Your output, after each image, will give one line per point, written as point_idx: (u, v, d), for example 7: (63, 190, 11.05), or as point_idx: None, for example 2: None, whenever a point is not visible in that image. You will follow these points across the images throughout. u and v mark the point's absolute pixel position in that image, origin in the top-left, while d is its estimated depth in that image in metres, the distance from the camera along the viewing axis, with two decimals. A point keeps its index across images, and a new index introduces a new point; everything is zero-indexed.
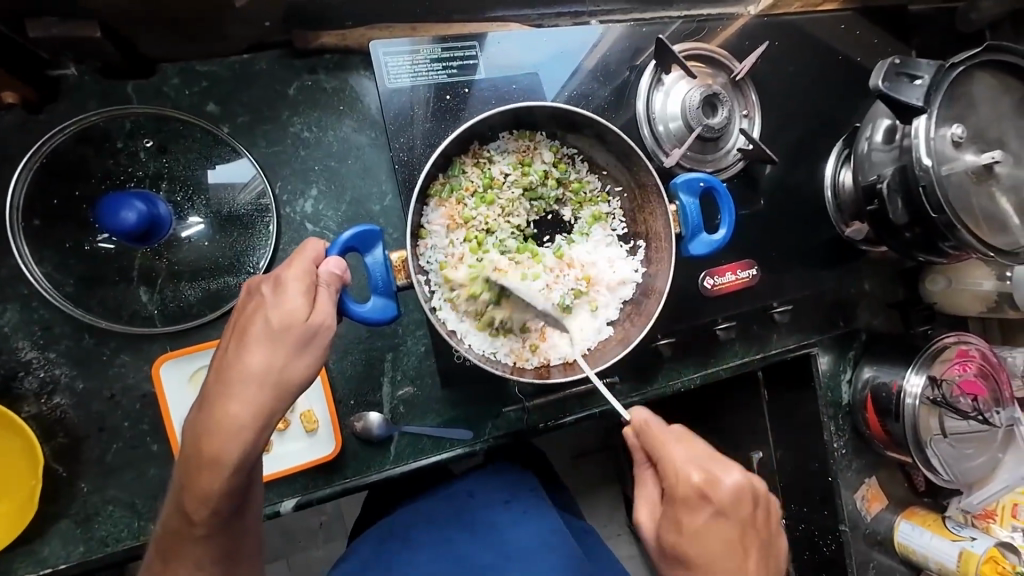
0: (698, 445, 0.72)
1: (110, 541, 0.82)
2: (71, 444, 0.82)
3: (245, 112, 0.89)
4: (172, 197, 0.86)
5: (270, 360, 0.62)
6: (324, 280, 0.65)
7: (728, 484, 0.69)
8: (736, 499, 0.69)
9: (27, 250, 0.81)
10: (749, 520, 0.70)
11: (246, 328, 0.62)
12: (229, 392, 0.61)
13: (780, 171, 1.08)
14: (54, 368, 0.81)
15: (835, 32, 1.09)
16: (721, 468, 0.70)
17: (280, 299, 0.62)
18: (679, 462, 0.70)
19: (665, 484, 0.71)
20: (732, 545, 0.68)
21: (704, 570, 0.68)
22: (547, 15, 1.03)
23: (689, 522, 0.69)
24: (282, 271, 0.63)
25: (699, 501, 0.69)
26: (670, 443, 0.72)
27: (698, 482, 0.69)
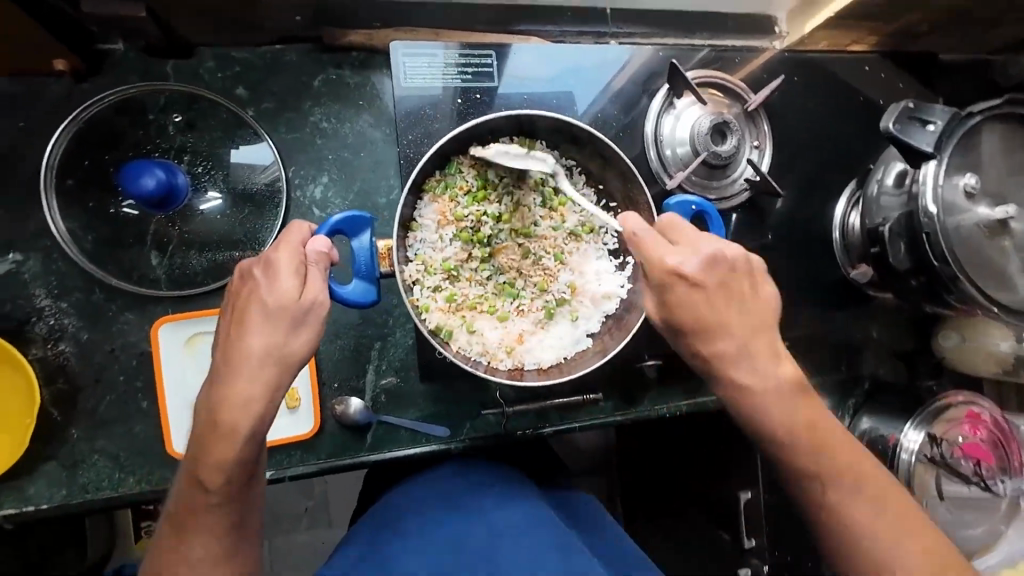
0: (677, 230, 0.69)
1: (91, 488, 0.86)
2: (69, 391, 0.87)
3: (271, 98, 0.94)
4: (192, 170, 0.92)
5: (272, 338, 0.64)
6: (314, 259, 0.67)
7: (706, 252, 0.66)
8: (718, 257, 0.66)
9: (56, 204, 0.87)
10: (734, 285, 0.67)
11: (243, 311, 0.64)
12: (236, 370, 0.64)
13: (789, 206, 1.06)
14: (63, 318, 0.87)
15: (859, 74, 1.09)
16: (712, 240, 0.67)
17: (273, 281, 0.64)
18: (665, 255, 0.67)
19: (673, 301, 0.67)
20: (716, 294, 0.66)
21: (732, 333, 0.67)
22: (570, 32, 1.05)
23: (700, 297, 0.66)
24: (271, 254, 0.65)
25: (717, 263, 0.66)
26: (652, 241, 0.68)
27: (686, 276, 0.66)
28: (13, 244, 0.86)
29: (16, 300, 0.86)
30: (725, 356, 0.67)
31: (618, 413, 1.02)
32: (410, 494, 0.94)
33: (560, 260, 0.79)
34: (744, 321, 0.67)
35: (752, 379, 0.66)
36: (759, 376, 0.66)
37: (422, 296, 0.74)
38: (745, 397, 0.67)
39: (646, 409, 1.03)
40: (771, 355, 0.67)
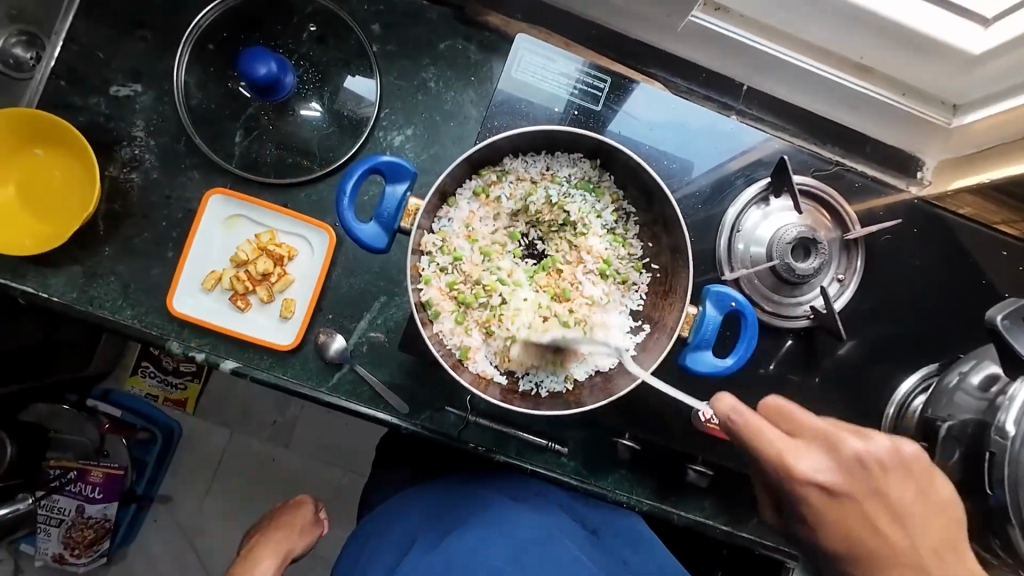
0: (791, 421, 0.65)
1: (95, 302, 0.94)
2: (119, 214, 0.95)
3: (397, 43, 0.99)
4: (304, 76, 0.99)
5: (291, 546, 1.20)
6: (303, 527, 1.25)
7: (812, 461, 0.62)
8: (861, 463, 0.61)
9: (186, 57, 0.96)
10: (874, 487, 0.62)
11: (278, 527, 1.24)
12: (265, 548, 1.17)
13: (851, 357, 0.94)
14: (146, 152, 0.96)
15: (992, 256, 0.96)
16: (845, 432, 0.63)
17: (296, 528, 1.24)
18: (789, 451, 0.62)
19: (811, 510, 0.63)
20: (863, 514, 0.62)
21: (912, 558, 0.62)
22: (696, 94, 1.02)
23: (836, 512, 0.62)
24: (294, 509, 1.27)
25: (859, 471, 0.62)
26: (768, 431, 0.63)
27: (823, 482, 0.62)
28: (140, 77, 0.96)
29: (119, 121, 0.96)
30: (877, 557, 0.62)
31: (575, 476, 0.95)
32: (403, 504, 0.98)
33: (592, 286, 0.75)
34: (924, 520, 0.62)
35: (869, 503, 0.62)
36: (900, 571, 0.62)
37: (427, 267, 0.71)
38: None
39: (605, 488, 0.95)
40: (947, 551, 0.62)
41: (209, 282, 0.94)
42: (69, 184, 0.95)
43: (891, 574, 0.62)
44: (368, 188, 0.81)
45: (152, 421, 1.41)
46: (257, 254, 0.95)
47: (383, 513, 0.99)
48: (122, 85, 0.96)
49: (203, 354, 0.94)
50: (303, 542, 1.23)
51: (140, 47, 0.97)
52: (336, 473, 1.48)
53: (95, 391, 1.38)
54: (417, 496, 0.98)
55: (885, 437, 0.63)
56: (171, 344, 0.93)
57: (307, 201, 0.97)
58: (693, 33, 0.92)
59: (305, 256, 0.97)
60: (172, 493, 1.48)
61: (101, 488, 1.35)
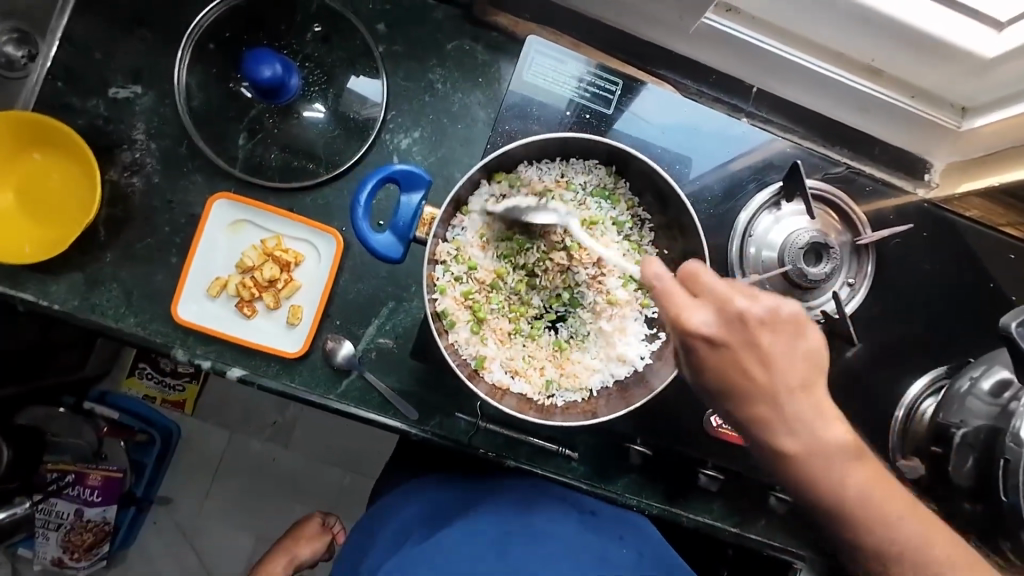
0: (715, 288, 0.59)
1: (97, 310, 0.92)
2: (120, 219, 0.93)
3: (404, 44, 0.97)
4: (308, 78, 0.97)
5: (296, 553, 1.33)
6: (310, 535, 1.36)
7: (761, 318, 0.58)
8: (743, 319, 0.58)
9: (188, 58, 0.94)
10: (750, 343, 0.59)
11: (302, 528, 1.37)
12: (282, 553, 1.32)
13: (860, 360, 0.95)
14: (147, 156, 0.94)
15: (999, 259, 0.96)
16: (737, 291, 0.59)
17: (304, 542, 1.34)
18: (692, 312, 0.59)
19: (701, 363, 0.61)
20: (757, 371, 0.59)
21: (774, 399, 0.60)
22: (706, 96, 1.01)
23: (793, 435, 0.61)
24: (307, 523, 1.37)
25: (743, 325, 0.58)
26: (681, 296, 0.59)
27: (710, 335, 0.59)
28: (140, 78, 0.94)
29: (119, 124, 0.94)
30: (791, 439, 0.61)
31: (585, 482, 0.95)
32: (396, 500, 0.97)
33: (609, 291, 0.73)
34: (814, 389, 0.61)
35: (771, 411, 0.60)
36: (803, 446, 0.61)
37: (441, 277, 0.71)
38: (761, 430, 0.62)
39: (615, 492, 0.95)
40: (800, 393, 0.60)
41: (214, 289, 0.92)
42: (69, 188, 0.92)
43: (807, 455, 0.61)
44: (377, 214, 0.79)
45: (149, 424, 1.39)
46: (263, 260, 0.94)
47: (388, 505, 0.99)
48: (121, 87, 0.94)
49: (209, 362, 0.92)
50: (310, 550, 1.34)
51: (138, 47, 0.94)
52: (337, 472, 1.48)
53: (93, 392, 1.35)
54: (413, 488, 0.97)
55: (815, 330, 0.61)
56: (177, 353, 0.92)
57: (313, 205, 0.96)
58: (705, 34, 0.91)
59: (311, 261, 0.95)
60: (171, 494, 1.46)
61: (99, 491, 1.33)
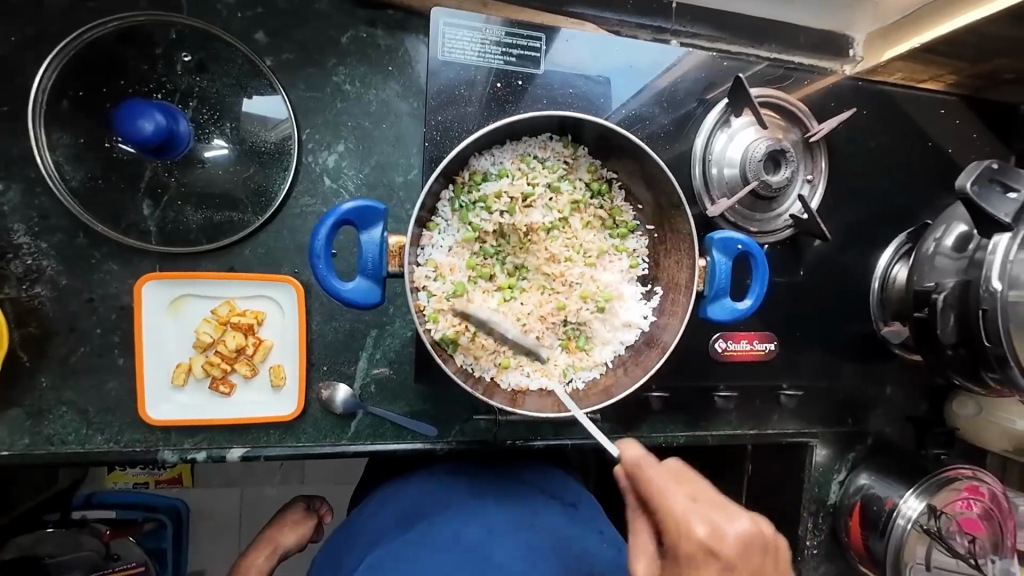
0: (694, 486, 0.63)
1: (55, 441, 0.82)
2: (41, 336, 0.82)
3: (293, 50, 0.85)
4: (197, 117, 0.84)
5: (280, 540, 1.10)
6: (296, 520, 1.14)
7: (736, 533, 0.60)
8: (747, 542, 0.60)
9: (44, 132, 0.79)
10: (756, 567, 0.61)
11: (283, 516, 1.15)
12: (259, 545, 1.10)
13: (831, 248, 0.99)
14: (42, 259, 0.81)
15: (927, 116, 1.01)
16: (742, 513, 0.62)
17: (289, 527, 1.13)
18: (679, 508, 0.61)
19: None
20: None
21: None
22: (628, 23, 0.94)
23: (706, 574, 0.59)
24: (291, 508, 1.16)
25: (750, 548, 0.60)
26: (669, 488, 0.62)
27: (717, 547, 0.59)
28: None
29: None
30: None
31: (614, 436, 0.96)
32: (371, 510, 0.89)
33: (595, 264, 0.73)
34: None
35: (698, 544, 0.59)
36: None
37: (429, 301, 0.67)
38: None
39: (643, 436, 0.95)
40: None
41: (179, 377, 0.84)
42: None
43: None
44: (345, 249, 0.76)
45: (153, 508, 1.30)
46: (221, 330, 0.85)
47: (360, 512, 0.90)
48: None
49: (202, 453, 0.85)
50: (297, 536, 1.12)
51: None
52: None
53: (76, 499, 1.25)
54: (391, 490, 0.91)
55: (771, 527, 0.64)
56: (164, 455, 0.84)
57: (255, 257, 0.86)
58: None
59: (275, 316, 0.87)
60: (202, 564, 1.39)
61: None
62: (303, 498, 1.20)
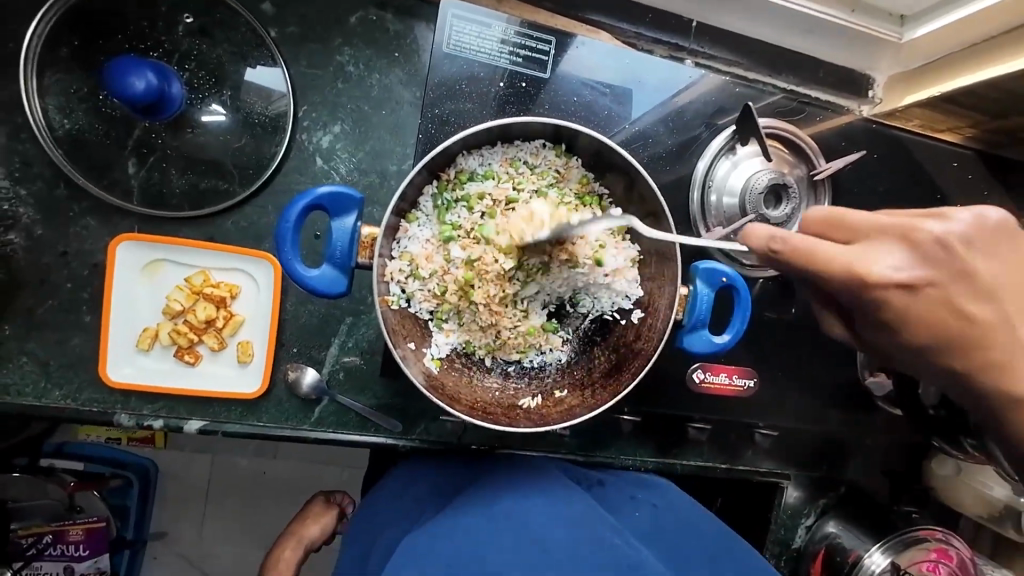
0: (836, 228, 0.56)
1: (12, 391, 0.81)
2: (9, 284, 0.80)
3: (298, 24, 0.84)
4: (193, 81, 0.82)
5: (304, 533, 1.09)
6: (318, 512, 1.13)
7: (920, 256, 0.54)
8: (944, 244, 0.54)
9: (34, 79, 0.77)
10: (964, 268, 0.54)
11: (309, 508, 1.14)
12: (288, 538, 1.09)
13: None
14: (18, 206, 0.79)
15: (940, 167, 0.99)
16: (919, 219, 0.55)
17: (315, 520, 1.11)
18: (851, 261, 0.53)
19: (900, 317, 0.55)
20: (947, 309, 0.55)
21: (996, 333, 0.56)
22: (645, 37, 0.92)
23: (919, 307, 0.54)
24: (314, 500, 1.14)
25: (946, 259, 0.54)
26: (819, 247, 0.53)
27: (902, 280, 0.53)
28: None
29: None
30: (988, 343, 0.56)
31: (581, 454, 0.92)
32: (398, 481, 0.90)
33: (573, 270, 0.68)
34: (1002, 274, 0.56)
35: (903, 295, 0.54)
36: (950, 314, 0.55)
37: (401, 295, 0.67)
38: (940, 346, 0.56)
39: (610, 457, 0.93)
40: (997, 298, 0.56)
41: (145, 341, 0.82)
42: None
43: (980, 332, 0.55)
44: (311, 229, 0.76)
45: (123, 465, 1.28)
46: (193, 300, 0.83)
47: (377, 495, 0.91)
48: None
49: (160, 421, 0.83)
50: (320, 528, 1.10)
51: None
52: (334, 471, 1.40)
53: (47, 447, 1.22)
54: (406, 471, 0.90)
55: (965, 211, 0.56)
56: (121, 418, 0.82)
57: (236, 230, 0.85)
58: None
59: (250, 291, 0.85)
60: (167, 527, 1.37)
61: (84, 545, 1.25)
62: (327, 489, 1.17)
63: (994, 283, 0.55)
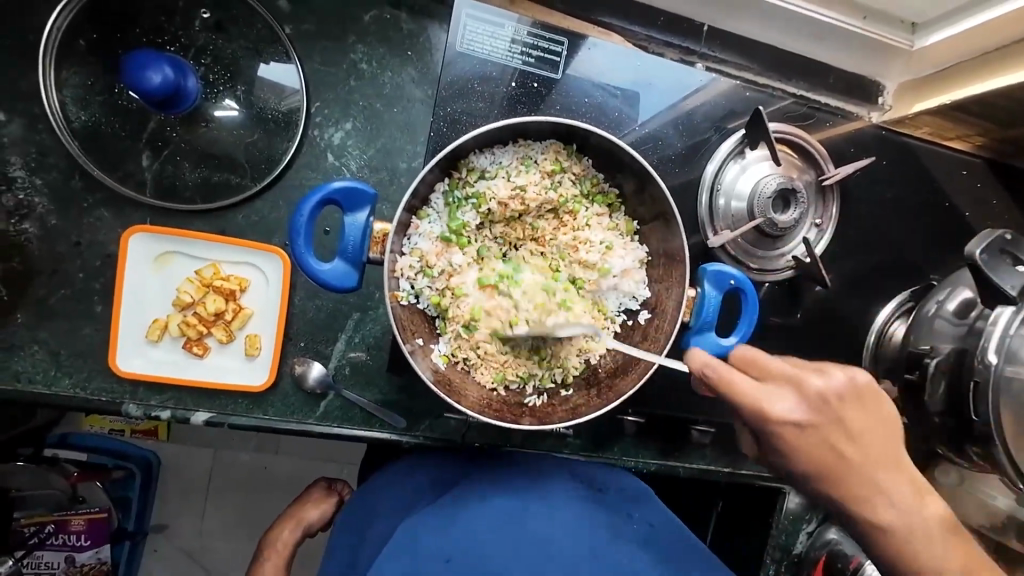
0: (759, 365, 0.66)
1: (23, 378, 0.82)
2: (22, 273, 0.81)
3: (313, 21, 0.85)
4: (208, 75, 0.83)
5: (302, 516, 1.08)
6: (318, 497, 1.11)
7: (800, 401, 0.64)
8: (824, 398, 0.63)
9: (52, 71, 0.78)
10: (838, 420, 0.64)
11: (310, 491, 1.12)
12: (287, 520, 1.08)
13: (830, 296, 0.96)
14: (34, 195, 0.80)
15: (949, 175, 0.99)
16: (808, 371, 0.65)
17: (314, 505, 1.09)
18: (747, 391, 0.64)
19: (785, 446, 0.65)
20: (827, 448, 0.64)
21: (848, 468, 0.65)
22: (656, 40, 0.93)
23: (803, 442, 0.64)
24: (316, 485, 1.12)
25: (825, 409, 0.64)
26: (737, 379, 0.65)
27: (795, 420, 0.64)
28: None
29: None
30: (854, 483, 0.65)
31: (583, 455, 0.92)
32: (395, 474, 0.90)
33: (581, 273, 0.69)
34: (818, 410, 0.64)
35: (789, 429, 0.64)
36: (822, 449, 0.64)
37: (410, 291, 0.67)
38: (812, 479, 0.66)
39: (613, 458, 0.93)
40: (879, 464, 0.65)
41: (155, 333, 0.83)
42: None
43: (837, 472, 0.65)
44: (322, 224, 0.77)
45: (125, 457, 1.29)
46: (203, 292, 0.84)
47: (375, 485, 0.91)
48: None
49: (167, 411, 0.84)
50: (319, 513, 1.09)
51: None
52: (335, 467, 1.40)
53: (50, 437, 1.23)
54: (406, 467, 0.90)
55: (841, 368, 0.65)
56: (129, 408, 0.83)
57: (247, 224, 0.86)
58: None
59: (259, 285, 0.86)
60: (169, 518, 1.38)
61: (86, 535, 1.25)
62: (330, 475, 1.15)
63: (789, 416, 0.64)
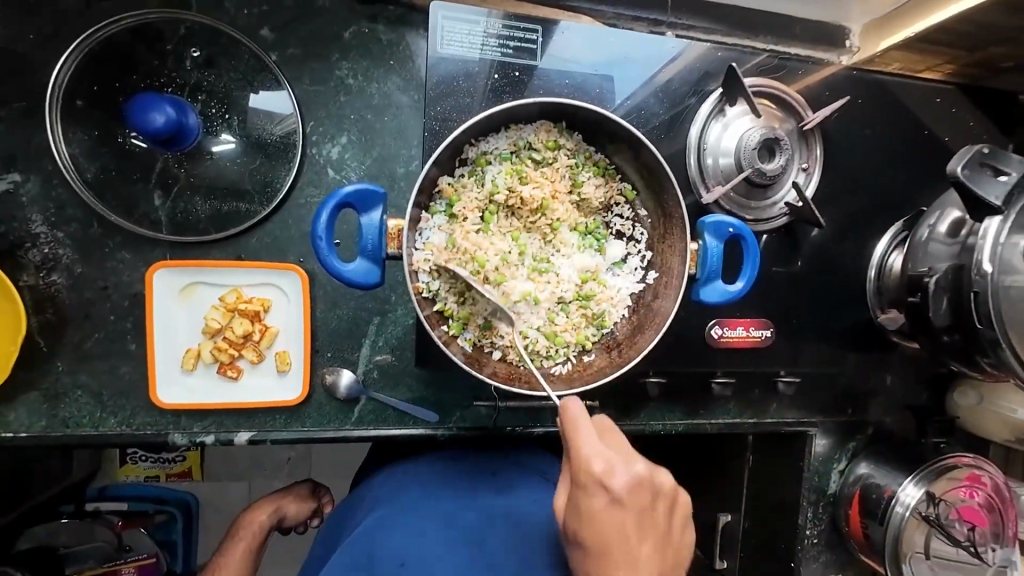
0: (611, 437, 0.67)
1: (70, 423, 0.85)
2: (57, 322, 0.85)
3: (298, 44, 0.88)
4: (206, 111, 0.87)
5: (283, 506, 1.06)
6: (301, 495, 1.09)
7: (627, 478, 0.61)
8: (640, 484, 0.62)
9: (59, 126, 0.83)
10: (645, 509, 0.63)
11: (292, 488, 1.10)
12: (264, 505, 1.05)
13: (826, 237, 1.00)
14: (58, 248, 0.84)
15: (923, 105, 1.02)
16: (630, 458, 0.63)
17: (294, 500, 1.07)
18: (586, 450, 0.62)
19: (596, 516, 0.61)
20: (622, 535, 0.62)
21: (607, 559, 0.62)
22: (624, 16, 0.96)
23: (622, 523, 0.62)
24: (298, 483, 1.11)
25: (634, 501, 0.62)
26: (585, 435, 0.63)
27: (613, 495, 0.61)
28: (11, 164, 0.82)
29: (10, 222, 0.83)
30: (606, 556, 0.62)
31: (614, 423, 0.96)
32: (391, 475, 0.90)
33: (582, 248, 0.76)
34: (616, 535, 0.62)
35: (595, 495, 0.61)
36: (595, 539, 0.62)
37: (429, 284, 0.70)
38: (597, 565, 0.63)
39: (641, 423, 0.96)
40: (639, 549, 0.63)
41: (189, 362, 0.86)
42: None
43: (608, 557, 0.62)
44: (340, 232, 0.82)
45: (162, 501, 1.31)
46: (229, 317, 0.87)
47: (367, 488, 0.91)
48: None
49: (211, 436, 0.88)
50: (298, 510, 1.07)
51: None
52: None
53: (89, 492, 1.27)
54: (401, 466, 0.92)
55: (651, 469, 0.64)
56: (175, 437, 0.87)
57: (261, 246, 0.89)
58: None
59: (281, 303, 0.90)
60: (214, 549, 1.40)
61: None
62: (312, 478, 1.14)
63: (601, 478, 0.61)
